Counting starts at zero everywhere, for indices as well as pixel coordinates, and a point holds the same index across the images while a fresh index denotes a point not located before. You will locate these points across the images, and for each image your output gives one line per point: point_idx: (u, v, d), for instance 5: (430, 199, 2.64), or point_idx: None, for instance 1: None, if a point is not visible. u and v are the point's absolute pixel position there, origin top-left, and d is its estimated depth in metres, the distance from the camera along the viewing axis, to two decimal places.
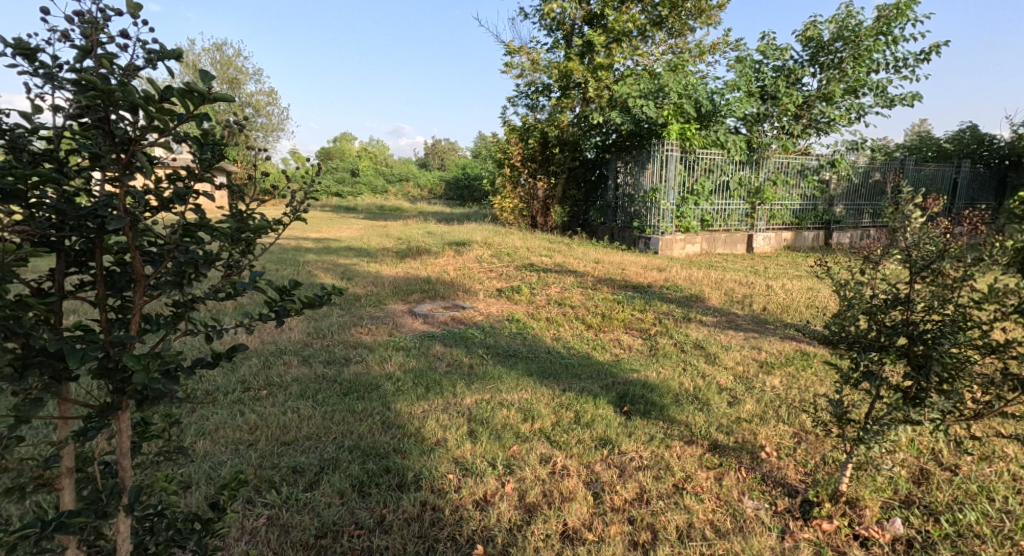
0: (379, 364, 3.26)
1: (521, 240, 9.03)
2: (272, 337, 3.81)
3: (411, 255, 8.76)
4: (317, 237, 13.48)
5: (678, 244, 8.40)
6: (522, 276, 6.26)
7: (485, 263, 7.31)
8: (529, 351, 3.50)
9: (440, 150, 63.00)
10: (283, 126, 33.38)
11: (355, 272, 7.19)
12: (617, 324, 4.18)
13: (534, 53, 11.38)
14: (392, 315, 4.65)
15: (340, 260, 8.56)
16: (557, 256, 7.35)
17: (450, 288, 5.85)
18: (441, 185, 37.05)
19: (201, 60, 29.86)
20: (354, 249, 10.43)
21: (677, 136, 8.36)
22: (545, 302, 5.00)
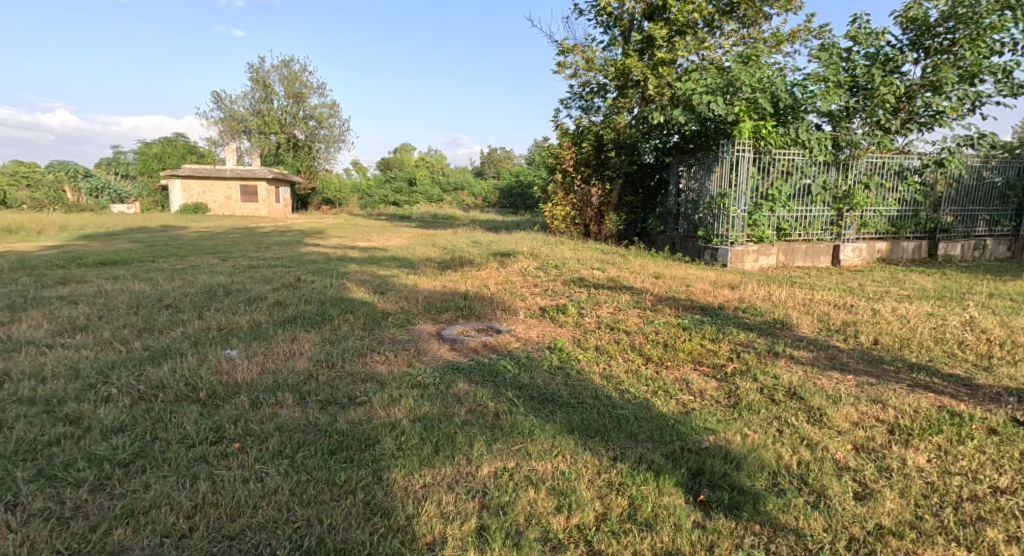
0: (384, 407, 2.68)
1: (571, 250, 8.34)
2: (275, 366, 3.33)
3: (454, 266, 8.26)
4: (366, 245, 13.38)
5: (750, 256, 7.38)
6: (570, 293, 5.56)
7: (530, 276, 6.67)
8: (571, 395, 2.79)
9: (496, 159, 63.26)
10: (344, 137, 34.40)
11: (392, 285, 6.76)
12: (682, 357, 3.38)
13: (589, 51, 10.67)
14: (417, 338, 4.08)
15: (380, 271, 8.20)
16: (610, 269, 6.59)
17: (488, 306, 5.24)
18: (495, 193, 36.85)
19: (270, 76, 31.27)
20: (397, 259, 10.09)
21: (750, 135, 7.36)
22: (595, 326, 4.26)
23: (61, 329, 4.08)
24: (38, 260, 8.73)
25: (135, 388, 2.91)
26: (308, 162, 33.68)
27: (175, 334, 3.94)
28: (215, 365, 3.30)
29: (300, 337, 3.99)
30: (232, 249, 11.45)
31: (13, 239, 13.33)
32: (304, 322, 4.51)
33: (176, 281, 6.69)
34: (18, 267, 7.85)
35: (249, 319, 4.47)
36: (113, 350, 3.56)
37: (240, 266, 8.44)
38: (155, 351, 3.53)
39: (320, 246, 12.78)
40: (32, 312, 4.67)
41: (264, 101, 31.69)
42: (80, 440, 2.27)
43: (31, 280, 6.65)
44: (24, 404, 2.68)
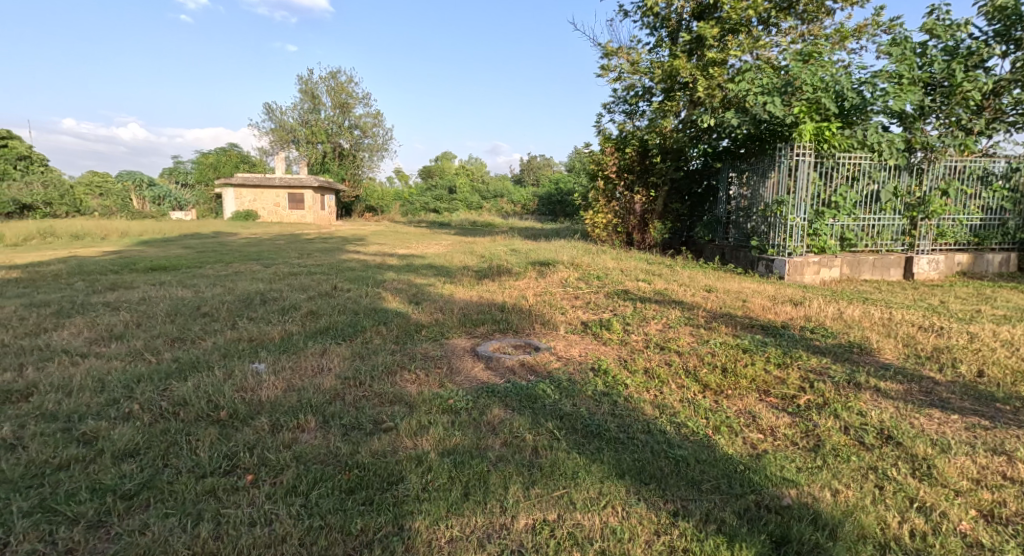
0: (412, 436, 2.43)
1: (613, 260, 7.97)
2: (301, 384, 3.16)
3: (492, 276, 8.04)
4: (404, 253, 13.37)
5: (811, 268, 6.80)
6: (615, 307, 5.21)
7: (571, 287, 6.35)
8: (621, 429, 2.46)
9: (536, 167, 63.23)
10: (387, 146, 35.08)
11: (427, 294, 6.58)
12: (746, 385, 2.99)
13: (634, 53, 10.30)
14: (451, 355, 3.84)
15: (417, 279, 8.07)
16: (656, 281, 6.19)
17: (527, 320, 4.95)
18: (534, 200, 36.71)
19: (318, 88, 32.25)
20: (435, 267, 9.97)
21: (811, 138, 6.78)
22: (643, 344, 3.91)
23: (98, 337, 4.06)
24: (93, 266, 9.06)
25: (157, 405, 2.78)
26: (352, 170, 34.50)
27: (206, 345, 3.85)
28: (240, 381, 3.16)
29: (330, 351, 3.82)
30: (276, 256, 11.63)
31: (78, 244, 14.08)
32: (335, 335, 4.35)
33: (217, 288, 6.74)
34: (75, 272, 8.16)
35: (281, 330, 4.35)
36: (144, 362, 3.48)
37: (280, 274, 8.50)
38: (184, 364, 3.43)
39: (360, 253, 12.85)
40: (76, 318, 4.71)
41: (312, 112, 32.69)
42: (90, 465, 2.13)
43: (83, 286, 6.83)
44: (46, 420, 2.59)
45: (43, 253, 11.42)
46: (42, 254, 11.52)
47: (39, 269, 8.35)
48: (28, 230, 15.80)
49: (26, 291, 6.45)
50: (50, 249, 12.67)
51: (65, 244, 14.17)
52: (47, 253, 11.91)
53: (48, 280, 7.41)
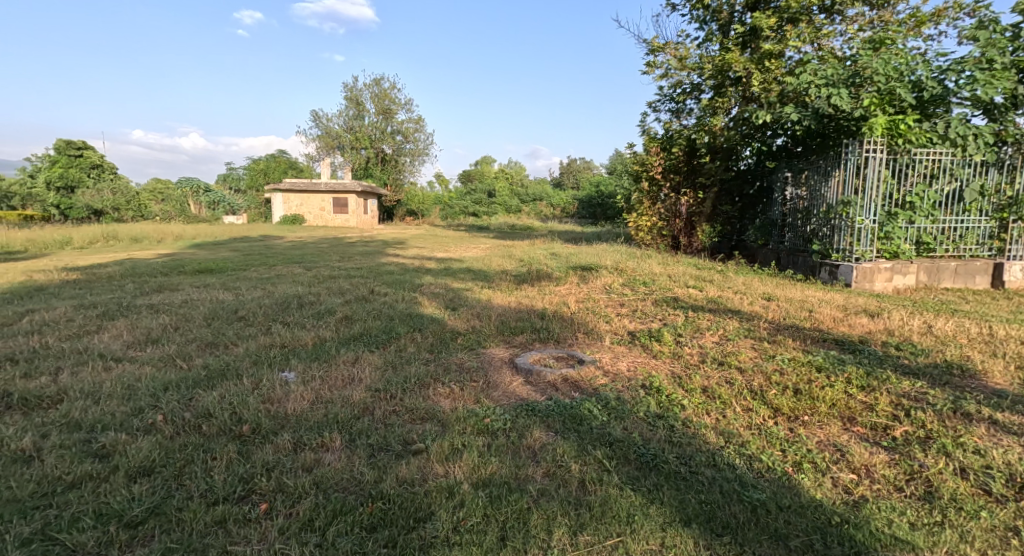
0: (443, 462, 2.19)
1: (659, 265, 7.55)
2: (330, 396, 2.98)
3: (531, 280, 7.77)
4: (443, 256, 13.30)
5: (882, 275, 6.19)
6: (664, 315, 4.83)
7: (615, 293, 6.00)
8: (682, 461, 2.13)
9: (575, 170, 62.69)
10: (428, 150, 35.47)
11: (464, 299, 6.37)
12: (827, 411, 2.58)
13: (682, 48, 9.83)
14: (487, 367, 3.58)
15: (455, 284, 7.90)
16: (708, 288, 5.77)
17: (569, 329, 4.65)
18: (573, 203, 36.34)
19: (362, 94, 32.92)
20: (473, 271, 9.79)
21: (883, 132, 6.19)
22: (699, 359, 3.53)
23: (135, 340, 4.03)
24: (145, 267, 9.35)
25: (181, 416, 2.65)
26: (394, 175, 35.06)
27: (238, 351, 3.75)
28: (268, 391, 3.01)
29: (362, 360, 3.64)
30: (317, 259, 11.75)
31: (135, 247, 14.74)
32: (368, 342, 4.18)
33: (258, 291, 6.77)
34: (127, 273, 8.41)
35: (314, 335, 4.22)
36: (175, 368, 3.39)
37: (320, 277, 8.51)
38: (213, 371, 3.32)
39: (399, 257, 12.84)
40: (119, 320, 4.75)
41: (356, 118, 33.39)
42: (102, 484, 1.98)
43: (132, 287, 7.00)
44: (69, 430, 2.49)
45: (103, 256, 11.96)
46: (102, 256, 12.05)
47: (95, 270, 8.66)
48: (93, 233, 16.70)
49: (80, 292, 6.64)
50: (110, 252, 13.29)
51: (125, 246, 14.86)
52: (107, 255, 12.48)
53: (102, 281, 7.65)
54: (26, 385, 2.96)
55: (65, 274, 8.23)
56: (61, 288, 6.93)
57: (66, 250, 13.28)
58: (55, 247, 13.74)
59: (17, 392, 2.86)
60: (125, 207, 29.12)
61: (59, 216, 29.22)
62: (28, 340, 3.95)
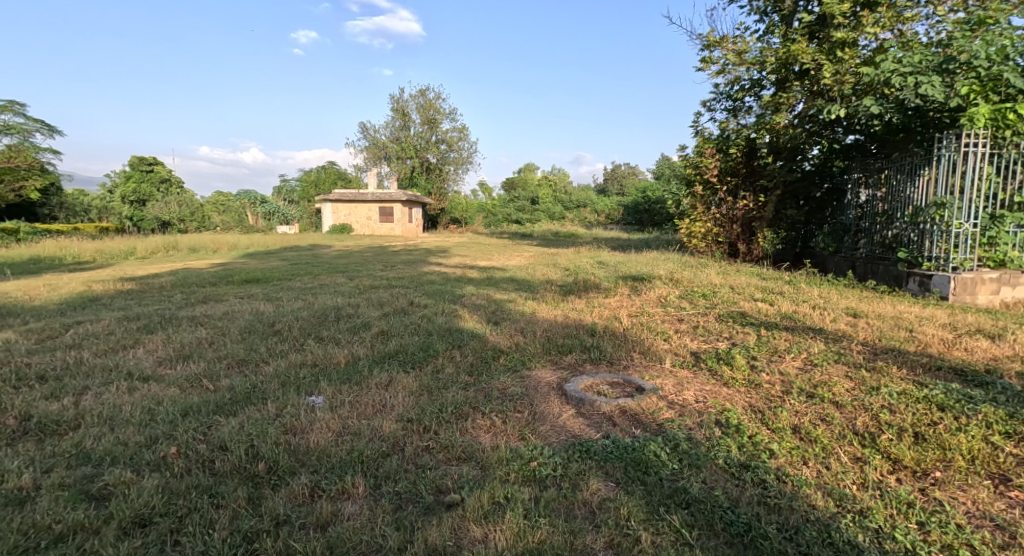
0: (481, 522, 1.81)
1: (718, 274, 6.95)
2: (358, 426, 2.67)
3: (578, 291, 7.33)
4: (485, 265, 13.04)
5: (986, 287, 5.41)
6: (731, 334, 4.29)
7: (672, 306, 5.49)
8: (786, 534, 1.67)
9: (620, 176, 61.65)
10: (472, 159, 35.62)
11: (507, 312, 6.01)
12: (966, 466, 2.05)
13: (740, 42, 9.18)
14: (532, 394, 3.19)
15: (497, 295, 7.57)
16: (779, 301, 5.17)
17: (622, 349, 4.19)
18: (618, 209, 35.56)
19: (408, 105, 33.43)
20: (516, 280, 9.44)
21: (985, 123, 5.44)
22: (783, 388, 3.01)
23: (168, 356, 3.89)
24: (196, 277, 9.52)
25: (195, 449, 2.40)
26: (438, 184, 35.40)
27: (268, 370, 3.52)
28: (291, 419, 2.73)
29: (397, 383, 3.33)
30: (361, 268, 11.73)
31: (192, 256, 15.29)
32: (404, 361, 3.88)
33: (298, 302, 6.65)
34: (178, 283, 8.55)
35: (348, 352, 3.96)
36: (200, 390, 3.18)
37: (362, 287, 8.37)
38: (238, 394, 3.08)
39: (441, 266, 12.66)
40: (158, 334, 4.66)
41: (402, 129, 33.92)
42: (90, 538, 1.73)
43: (180, 298, 7.05)
44: (77, 463, 2.28)
45: (162, 265, 12.41)
46: (161, 265, 12.48)
47: (150, 280, 8.86)
48: (157, 243, 17.49)
49: (131, 302, 6.72)
50: (168, 261, 13.81)
51: (184, 256, 15.42)
52: (166, 264, 12.91)
53: (153, 291, 7.78)
54: (47, 408, 2.80)
55: (121, 284, 8.45)
56: (115, 298, 7.05)
57: (130, 260, 13.88)
58: (120, 257, 14.40)
59: (36, 416, 2.69)
60: (188, 218, 30.66)
61: (130, 227, 31.10)
62: (66, 354, 3.87)
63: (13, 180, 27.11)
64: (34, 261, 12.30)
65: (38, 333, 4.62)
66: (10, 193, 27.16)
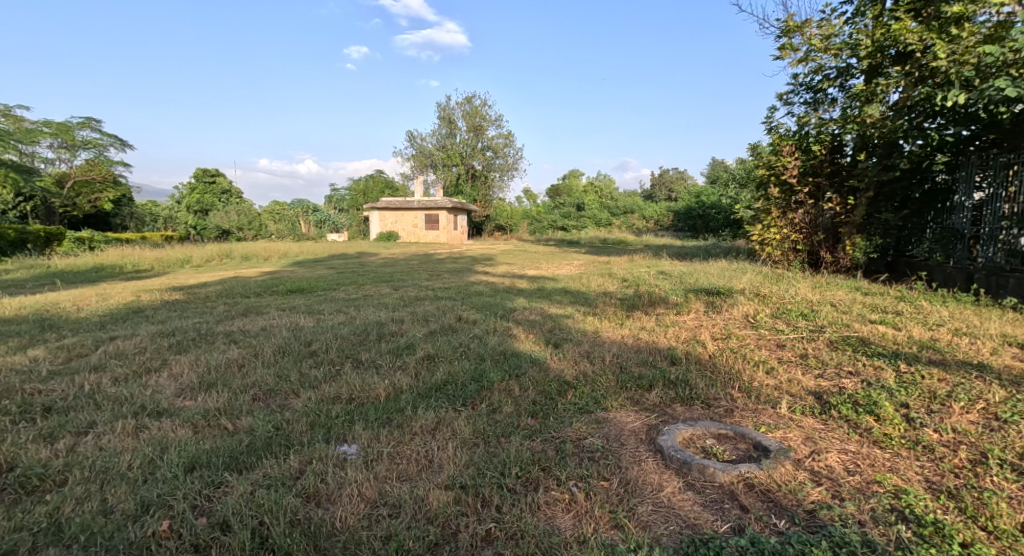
0: None
1: (808, 288, 6.04)
2: (399, 497, 2.08)
3: (642, 307, 6.54)
4: (534, 275, 12.42)
5: None
6: (856, 368, 3.43)
7: (763, 326, 4.66)
8: None
9: (668, 181, 59.85)
10: (517, 165, 35.24)
11: (566, 332, 5.32)
12: None
13: (825, 25, 8.23)
14: (614, 449, 2.51)
15: (551, 309, 6.89)
16: (902, 324, 4.26)
17: (716, 384, 3.42)
18: (668, 216, 34.21)
19: (454, 112, 33.36)
20: (570, 292, 8.76)
21: None
22: (966, 459, 2.20)
23: (192, 383, 3.44)
24: (242, 287, 9.32)
25: (192, 527, 1.87)
26: (484, 191, 35.17)
27: (297, 407, 3.01)
28: (315, 482, 2.18)
29: (447, 430, 2.74)
30: (407, 278, 11.33)
31: (243, 265, 15.42)
32: (453, 398, 3.28)
33: (341, 316, 6.21)
34: (224, 293, 8.35)
35: (389, 384, 3.40)
36: (216, 431, 2.68)
37: (407, 299, 7.89)
38: (259, 439, 2.56)
39: (488, 275, 12.10)
40: (189, 353, 4.25)
41: (448, 137, 33.83)
42: None
43: (221, 310, 6.76)
44: (44, 544, 1.78)
45: (213, 274, 12.47)
46: (212, 274, 12.52)
47: (197, 290, 8.72)
48: (212, 251, 17.85)
49: (173, 314, 6.46)
50: (220, 270, 13.93)
51: (236, 264, 15.59)
52: (217, 273, 12.97)
53: (198, 302, 7.56)
54: (37, 453, 2.35)
55: (169, 293, 8.33)
56: (159, 309, 6.84)
57: (186, 268, 14.09)
58: (176, 265, 14.66)
59: (20, 466, 2.24)
60: (246, 227, 31.79)
61: (192, 236, 32.49)
62: (85, 377, 3.48)
63: (89, 192, 28.77)
64: (95, 269, 12.60)
65: (66, 350, 4.30)
66: (86, 204, 28.86)
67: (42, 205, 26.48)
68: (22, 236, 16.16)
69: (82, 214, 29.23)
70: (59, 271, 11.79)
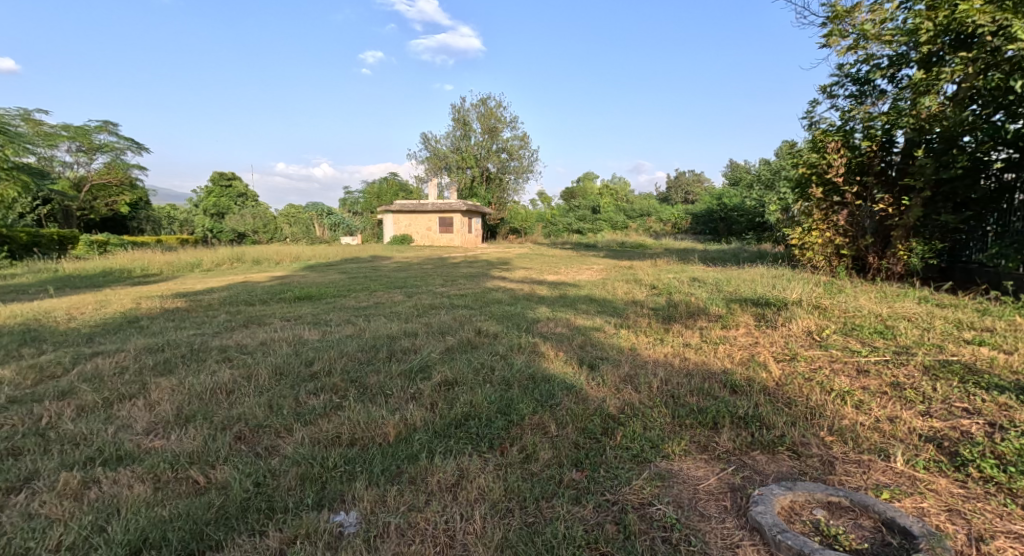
0: None
1: (872, 299, 5.35)
2: None
3: (680, 319, 5.90)
4: (554, 280, 11.81)
5: None
6: (972, 406, 2.78)
7: (833, 345, 4.00)
8: None
9: (685, 183, 58.84)
10: (532, 167, 34.65)
11: (600, 350, 4.71)
12: None
13: (878, 9, 7.58)
14: (694, 524, 1.93)
15: (579, 321, 6.29)
16: (1008, 345, 3.58)
17: (797, 423, 2.80)
18: (686, 218, 33.39)
19: (469, 114, 32.86)
20: (596, 300, 8.15)
21: None
22: None
23: (168, 414, 2.92)
24: (248, 292, 8.86)
25: None
26: (498, 193, 34.69)
27: (286, 452, 2.46)
28: None
29: (470, 490, 2.17)
30: (420, 283, 10.80)
31: (254, 269, 15.03)
32: (477, 439, 2.71)
33: (349, 329, 5.68)
34: (229, 300, 7.90)
35: (400, 419, 2.84)
36: (183, 487, 2.15)
37: (421, 308, 7.35)
38: (232, 504, 2.02)
39: (507, 280, 11.53)
40: (175, 374, 3.75)
41: (462, 139, 33.37)
42: None
43: (222, 320, 6.27)
44: None
45: (222, 279, 12.07)
46: (221, 279, 12.14)
47: (201, 296, 8.29)
48: (224, 255, 17.51)
49: (170, 325, 6.00)
50: (231, 274, 13.56)
51: (247, 268, 15.23)
52: (227, 277, 12.58)
53: (200, 310, 7.11)
54: None
55: (172, 300, 7.89)
56: (157, 319, 6.39)
57: (195, 273, 13.73)
58: (187, 270, 14.34)
59: None
60: (261, 230, 31.76)
61: (208, 238, 32.52)
62: (46, 406, 2.98)
63: (106, 196, 28.85)
64: (103, 273, 12.27)
65: (39, 369, 3.81)
66: (104, 208, 28.95)
67: (60, 210, 26.57)
68: (35, 240, 15.99)
69: (99, 217, 29.34)
70: (66, 276, 11.48)
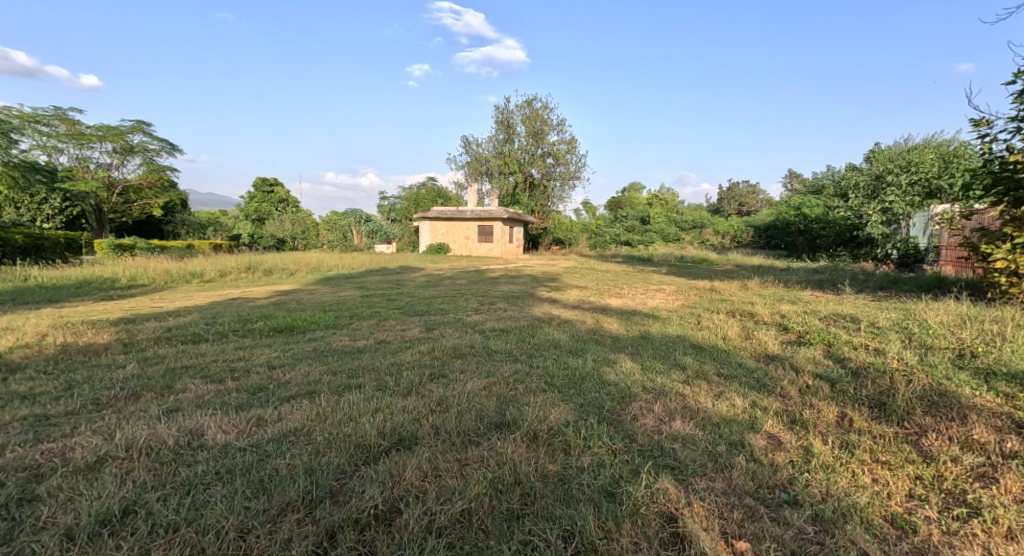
0: None
1: None
2: None
3: (920, 419, 3.10)
4: (620, 306, 9.08)
5: None
6: None
7: None
8: None
9: (740, 193, 54.66)
10: (580, 174, 31.98)
11: (828, 532, 2.01)
12: None
13: None
14: None
15: (707, 406, 3.55)
16: None
17: None
18: (749, 231, 30.11)
19: (514, 116, 30.54)
20: (706, 349, 5.39)
21: None
22: None
23: None
24: (212, 320, 6.52)
25: None
26: (542, 201, 32.22)
27: None
28: None
29: None
30: (448, 308, 8.28)
31: (262, 281, 12.93)
32: None
33: (298, 414, 3.16)
34: (173, 334, 5.57)
35: None
36: None
37: (439, 359, 4.81)
38: None
39: (561, 306, 8.85)
40: None
41: (505, 143, 31.08)
42: None
43: (116, 379, 3.89)
44: None
45: (210, 295, 9.92)
46: (211, 295, 10.00)
47: (146, 326, 5.99)
48: (235, 262, 15.56)
49: (22, 386, 3.64)
50: (230, 287, 11.48)
51: (254, 280, 13.17)
52: (219, 292, 10.39)
53: (114, 352, 4.78)
54: None
55: (98, 332, 5.63)
56: (21, 371, 4.03)
57: (192, 285, 11.73)
58: (184, 281, 12.36)
59: None
60: (298, 236, 30.92)
61: (242, 244, 31.47)
62: None
63: (143, 199, 28.05)
64: (80, 284, 10.36)
65: None
66: (138, 211, 28.17)
67: (93, 212, 25.90)
68: (36, 243, 14.57)
69: (133, 220, 28.63)
70: (31, 287, 9.59)
